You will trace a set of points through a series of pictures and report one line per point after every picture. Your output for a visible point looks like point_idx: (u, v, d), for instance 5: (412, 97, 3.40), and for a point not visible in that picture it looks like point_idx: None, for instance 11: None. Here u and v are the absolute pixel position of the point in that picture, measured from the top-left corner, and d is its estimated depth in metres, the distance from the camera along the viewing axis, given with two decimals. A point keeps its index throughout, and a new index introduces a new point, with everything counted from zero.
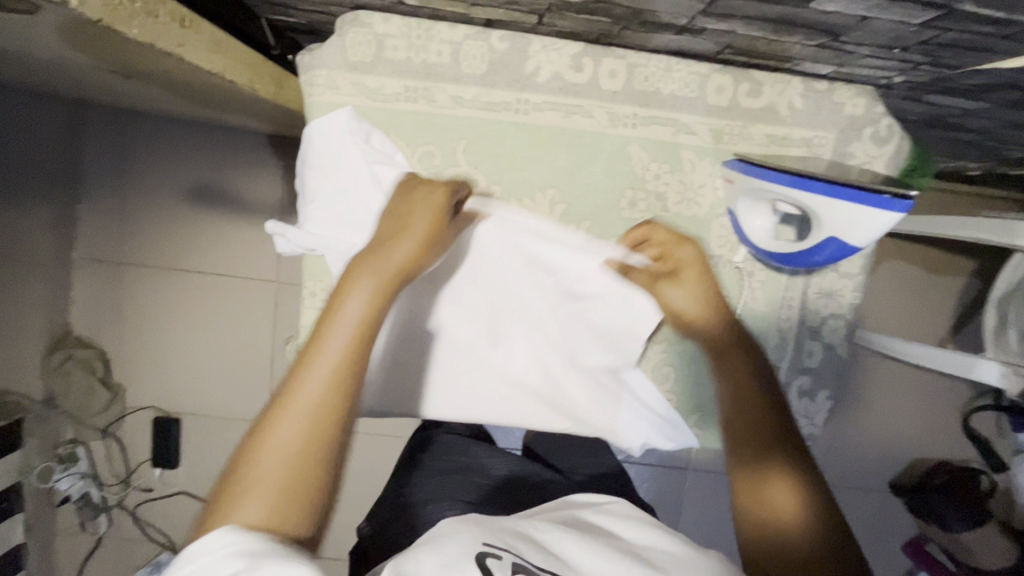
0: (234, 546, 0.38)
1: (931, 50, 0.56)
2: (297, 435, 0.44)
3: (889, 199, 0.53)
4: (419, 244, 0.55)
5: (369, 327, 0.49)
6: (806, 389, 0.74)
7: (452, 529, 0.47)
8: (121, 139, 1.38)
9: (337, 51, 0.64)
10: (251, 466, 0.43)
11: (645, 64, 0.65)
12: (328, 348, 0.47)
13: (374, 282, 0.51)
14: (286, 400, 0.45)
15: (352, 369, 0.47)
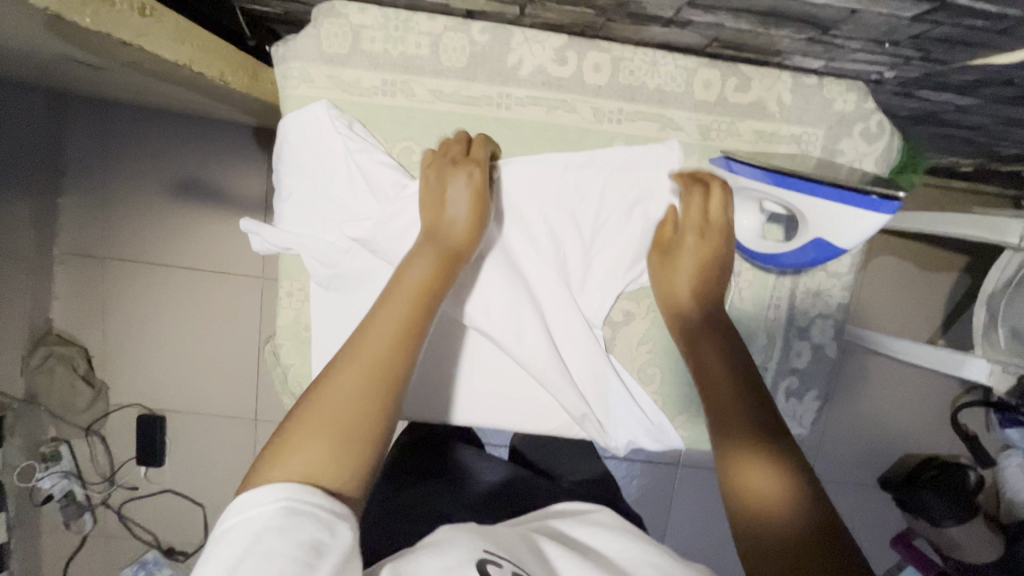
0: (280, 501, 0.36)
1: (923, 45, 0.55)
2: (357, 389, 0.43)
3: (876, 201, 0.52)
4: (467, 224, 0.58)
5: (428, 294, 0.51)
6: (794, 390, 0.72)
7: (451, 536, 0.46)
8: (100, 131, 1.34)
9: (312, 43, 0.62)
10: (307, 418, 0.41)
11: (631, 58, 0.63)
12: (390, 310, 0.48)
13: (429, 256, 0.54)
14: (348, 356, 0.44)
15: (415, 331, 0.48)
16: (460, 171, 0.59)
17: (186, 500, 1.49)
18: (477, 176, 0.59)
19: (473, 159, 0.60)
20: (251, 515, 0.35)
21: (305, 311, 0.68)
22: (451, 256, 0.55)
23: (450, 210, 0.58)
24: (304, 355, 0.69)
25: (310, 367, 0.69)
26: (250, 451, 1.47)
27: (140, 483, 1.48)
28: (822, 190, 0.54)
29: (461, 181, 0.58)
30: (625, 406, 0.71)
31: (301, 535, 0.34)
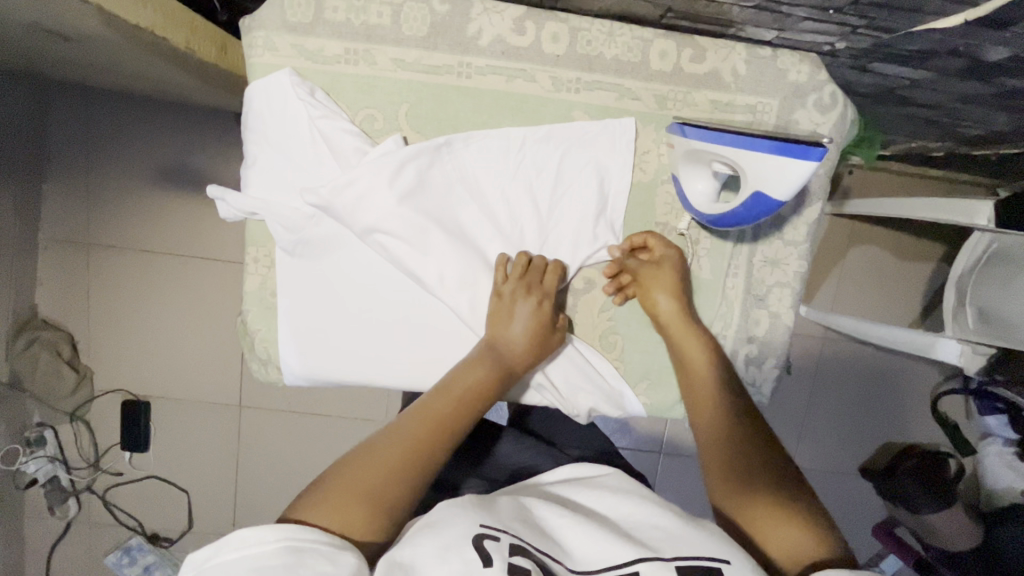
0: (281, 540, 0.42)
1: (865, 10, 0.56)
2: (391, 466, 0.51)
3: (806, 148, 0.54)
4: (525, 344, 0.64)
5: (474, 401, 0.58)
6: (754, 358, 0.74)
7: (451, 511, 0.46)
8: (86, 118, 1.36)
9: (275, 12, 0.63)
10: (342, 483, 0.49)
11: (588, 28, 0.65)
12: (439, 407, 0.56)
13: (484, 362, 0.61)
14: (392, 439, 0.53)
15: (455, 428, 0.56)
16: (528, 299, 0.65)
17: (169, 485, 1.49)
18: (545, 312, 0.66)
19: (544, 289, 0.66)
20: (256, 554, 0.41)
21: (271, 277, 0.70)
22: (504, 371, 0.62)
23: (514, 328, 0.64)
24: (271, 321, 0.70)
25: (277, 332, 0.70)
26: (233, 436, 1.48)
27: (125, 468, 1.49)
28: (756, 143, 0.56)
29: (524, 307, 0.65)
30: (586, 375, 0.72)
31: (304, 570, 0.40)
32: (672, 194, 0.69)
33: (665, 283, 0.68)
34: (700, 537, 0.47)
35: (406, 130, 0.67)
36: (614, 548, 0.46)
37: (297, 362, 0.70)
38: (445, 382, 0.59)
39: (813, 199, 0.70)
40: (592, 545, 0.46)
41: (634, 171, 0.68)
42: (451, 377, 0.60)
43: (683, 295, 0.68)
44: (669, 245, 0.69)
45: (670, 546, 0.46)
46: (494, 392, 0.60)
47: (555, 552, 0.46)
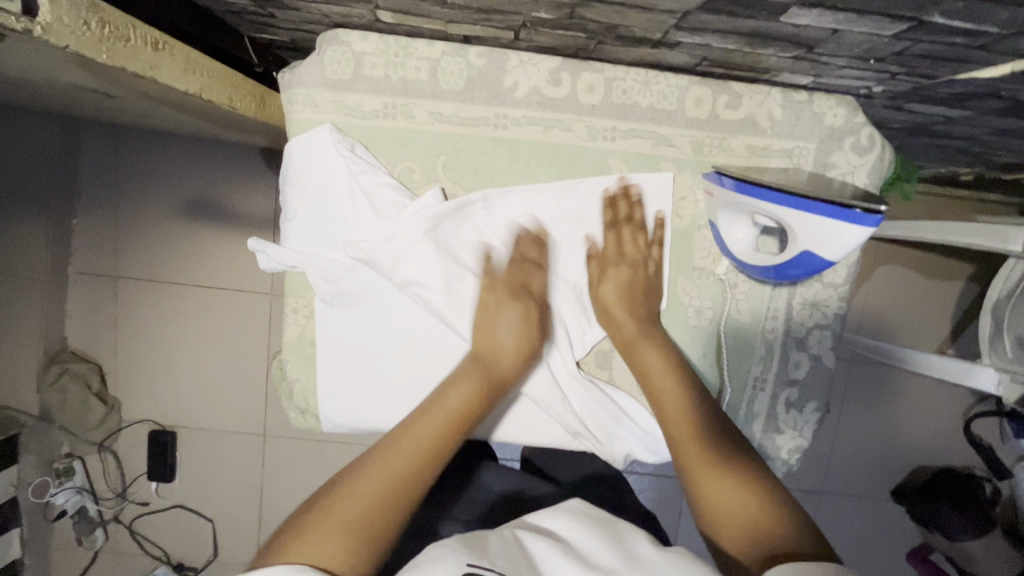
0: None
1: (906, 61, 0.56)
2: (377, 492, 0.50)
3: (860, 214, 0.54)
4: (512, 353, 0.64)
5: (463, 419, 0.57)
6: (794, 401, 0.73)
7: (436, 554, 0.43)
8: (115, 155, 1.39)
9: (315, 70, 0.64)
10: (326, 517, 0.48)
11: (623, 78, 0.65)
12: (426, 427, 0.55)
13: (470, 380, 0.60)
14: (379, 464, 0.52)
15: (444, 448, 0.54)
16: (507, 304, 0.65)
17: (196, 515, 1.50)
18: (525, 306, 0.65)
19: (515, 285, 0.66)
20: None
21: (310, 327, 0.70)
22: (492, 388, 0.61)
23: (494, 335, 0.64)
24: (309, 371, 0.71)
25: (315, 382, 0.71)
26: (257, 466, 1.48)
27: (151, 498, 1.50)
28: (805, 205, 0.56)
29: (499, 314, 0.64)
30: (620, 420, 0.71)
31: None
32: (709, 239, 0.69)
33: (615, 285, 0.68)
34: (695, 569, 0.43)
35: (443, 181, 0.67)
36: None
37: (336, 411, 0.71)
38: (429, 403, 0.57)
39: None
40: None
41: (671, 218, 0.68)
42: (437, 397, 0.58)
43: (635, 297, 0.68)
44: (636, 230, 0.68)
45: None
46: (483, 409, 0.59)
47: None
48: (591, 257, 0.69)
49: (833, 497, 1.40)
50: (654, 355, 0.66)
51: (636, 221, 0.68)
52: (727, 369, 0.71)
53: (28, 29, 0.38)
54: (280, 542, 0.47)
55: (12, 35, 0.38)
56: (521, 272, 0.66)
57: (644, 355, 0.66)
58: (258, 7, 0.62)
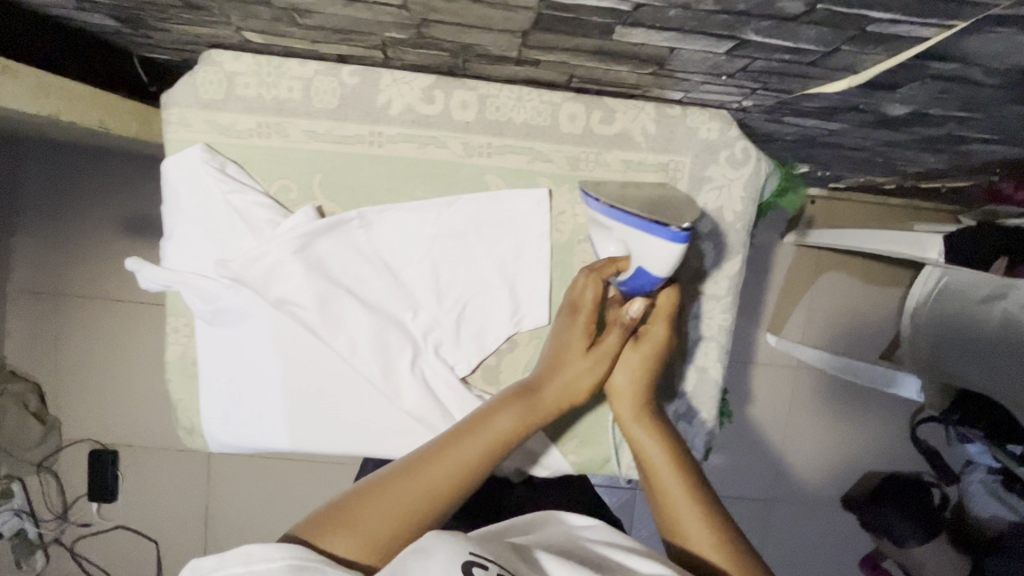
0: (287, 558, 0.42)
1: (755, 77, 0.56)
2: (406, 508, 0.50)
3: (675, 233, 0.55)
4: (572, 374, 0.61)
5: (502, 444, 0.56)
6: (684, 413, 0.73)
7: (439, 537, 0.43)
8: (54, 173, 1.39)
9: (189, 90, 0.65)
10: (360, 510, 0.48)
11: (497, 95, 0.66)
12: (464, 447, 0.54)
13: (516, 404, 0.58)
14: (416, 477, 0.51)
15: (474, 475, 0.54)
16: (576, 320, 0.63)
17: (137, 535, 1.49)
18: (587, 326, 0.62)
19: (583, 303, 0.62)
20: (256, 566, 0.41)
21: (192, 346, 0.70)
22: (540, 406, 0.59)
23: (563, 355, 0.62)
24: (192, 391, 0.71)
25: (198, 401, 0.71)
26: (201, 484, 1.48)
27: (93, 519, 1.49)
28: (645, 225, 0.57)
29: (569, 327, 0.62)
30: None
31: None
32: (589, 254, 0.69)
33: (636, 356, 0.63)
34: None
35: (320, 199, 0.67)
36: None
37: (221, 432, 0.70)
38: (475, 421, 0.57)
39: (733, 253, 0.70)
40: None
41: (550, 233, 0.69)
42: (482, 417, 0.57)
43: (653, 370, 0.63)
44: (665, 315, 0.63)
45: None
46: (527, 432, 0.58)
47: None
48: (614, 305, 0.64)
49: (782, 504, 1.40)
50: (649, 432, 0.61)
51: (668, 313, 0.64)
52: None
53: None
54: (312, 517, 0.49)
55: None
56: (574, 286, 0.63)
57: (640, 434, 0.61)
58: (129, 28, 0.63)
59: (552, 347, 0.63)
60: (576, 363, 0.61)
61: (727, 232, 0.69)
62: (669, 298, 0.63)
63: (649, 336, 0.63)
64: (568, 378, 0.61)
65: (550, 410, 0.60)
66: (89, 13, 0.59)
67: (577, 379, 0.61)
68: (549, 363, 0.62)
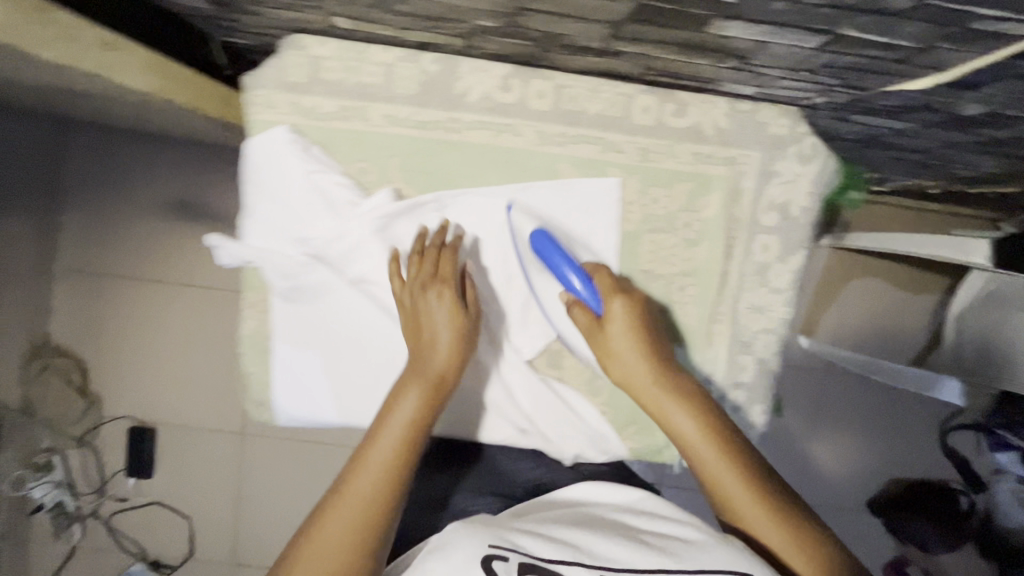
0: None
1: (838, 73, 0.57)
2: (356, 527, 0.53)
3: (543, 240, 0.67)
4: (448, 346, 0.64)
5: (416, 425, 0.60)
6: (741, 404, 0.74)
7: (456, 531, 0.51)
8: (106, 156, 1.42)
9: (275, 73, 0.67)
10: (318, 536, 0.52)
11: (572, 85, 0.67)
12: (378, 446, 0.58)
13: (414, 387, 0.62)
14: (353, 489, 0.55)
15: (405, 466, 0.58)
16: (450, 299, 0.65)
17: (171, 511, 1.51)
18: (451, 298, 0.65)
19: (442, 277, 0.66)
20: None
21: (265, 322, 0.72)
22: (438, 379, 0.63)
23: (432, 333, 0.65)
24: (264, 365, 0.73)
25: (271, 375, 0.73)
26: (234, 464, 1.50)
27: (129, 494, 1.51)
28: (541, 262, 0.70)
29: (436, 306, 0.65)
30: (568, 418, 0.73)
31: None
32: (655, 244, 0.71)
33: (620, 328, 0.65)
34: (723, 551, 0.49)
35: (396, 182, 0.69)
36: (632, 557, 0.49)
37: (292, 406, 0.73)
38: (382, 417, 0.60)
39: (797, 247, 0.71)
40: (610, 555, 0.50)
41: (618, 222, 0.70)
42: (389, 408, 0.61)
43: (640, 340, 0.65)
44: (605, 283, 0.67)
45: (686, 558, 0.49)
46: (436, 410, 0.62)
47: (573, 557, 0.50)
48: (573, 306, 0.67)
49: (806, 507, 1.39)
50: (684, 413, 0.62)
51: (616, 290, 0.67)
52: None
53: None
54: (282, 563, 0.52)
55: None
56: (437, 262, 0.66)
57: (675, 416, 0.62)
58: (219, 12, 0.65)
59: (411, 330, 0.66)
60: (445, 337, 0.65)
61: (791, 227, 0.71)
62: (608, 275, 0.68)
63: (612, 314, 0.65)
64: (436, 349, 0.64)
65: (447, 380, 0.64)
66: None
67: (450, 350, 0.64)
68: (420, 344, 0.65)
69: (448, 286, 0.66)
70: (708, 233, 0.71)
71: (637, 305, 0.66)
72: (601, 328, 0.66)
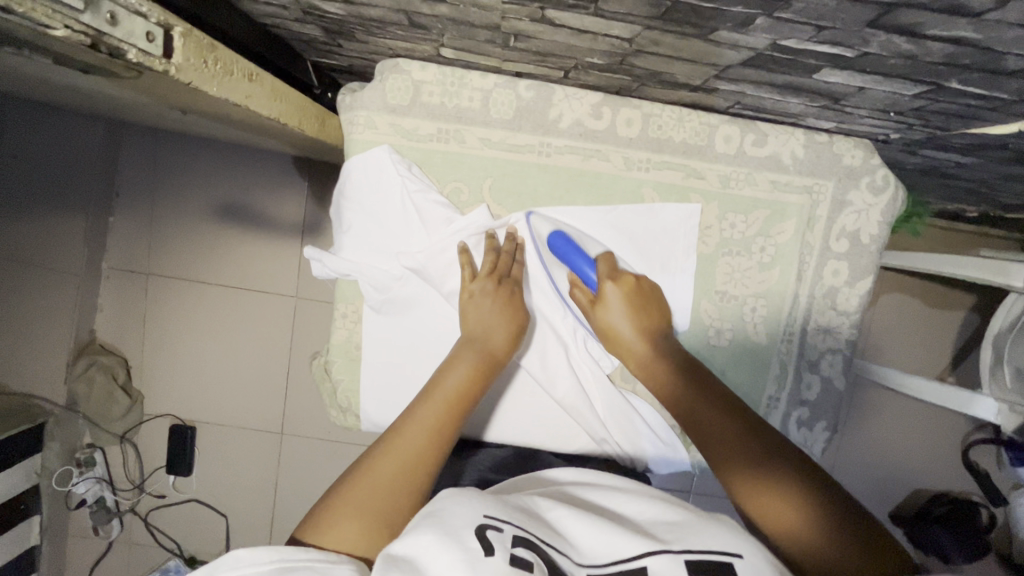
0: (274, 562, 0.42)
1: (924, 115, 0.61)
2: (395, 483, 0.52)
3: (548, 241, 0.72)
4: (505, 334, 0.69)
5: (460, 398, 0.62)
6: (805, 420, 0.78)
7: (452, 499, 0.44)
8: (156, 155, 1.41)
9: (378, 95, 0.70)
10: (352, 491, 0.51)
11: (659, 114, 0.71)
12: (424, 413, 0.59)
13: (464, 363, 0.65)
14: (392, 449, 0.55)
15: (447, 437, 0.58)
16: (496, 293, 0.70)
17: (209, 509, 1.49)
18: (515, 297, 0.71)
19: (511, 280, 0.72)
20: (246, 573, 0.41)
21: (356, 332, 0.75)
22: (486, 360, 0.66)
23: (486, 323, 0.69)
24: (352, 372, 0.76)
25: (359, 382, 0.76)
26: (272, 463, 1.48)
27: (167, 491, 1.50)
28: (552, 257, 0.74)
29: (489, 302, 0.69)
30: (640, 430, 0.76)
31: None
32: (731, 266, 0.75)
33: (618, 307, 0.69)
34: (721, 529, 0.43)
35: (489, 202, 0.73)
36: (623, 542, 0.42)
37: (376, 412, 0.76)
38: (428, 388, 0.62)
39: (866, 272, 0.75)
40: (601, 538, 0.43)
41: (697, 244, 0.74)
42: (437, 380, 0.63)
43: (639, 313, 0.70)
44: (608, 267, 0.70)
45: (683, 540, 0.42)
46: (479, 389, 0.64)
47: (560, 543, 0.43)
48: (576, 289, 0.72)
49: None
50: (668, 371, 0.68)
51: (614, 272, 0.70)
52: (744, 385, 0.77)
53: (166, 68, 0.43)
54: (308, 521, 0.51)
55: (149, 73, 0.44)
56: (505, 264, 0.72)
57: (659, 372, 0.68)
58: (327, 37, 0.68)
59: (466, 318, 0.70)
60: (497, 325, 0.69)
61: (860, 253, 0.74)
62: (607, 261, 0.70)
63: (605, 296, 0.69)
64: (487, 333, 0.68)
65: (498, 364, 0.67)
66: (304, 23, 0.63)
67: (504, 338, 0.69)
68: (475, 329, 0.68)
69: (514, 289, 0.71)
70: (781, 257, 0.74)
71: (631, 282, 0.70)
72: (598, 306, 0.70)
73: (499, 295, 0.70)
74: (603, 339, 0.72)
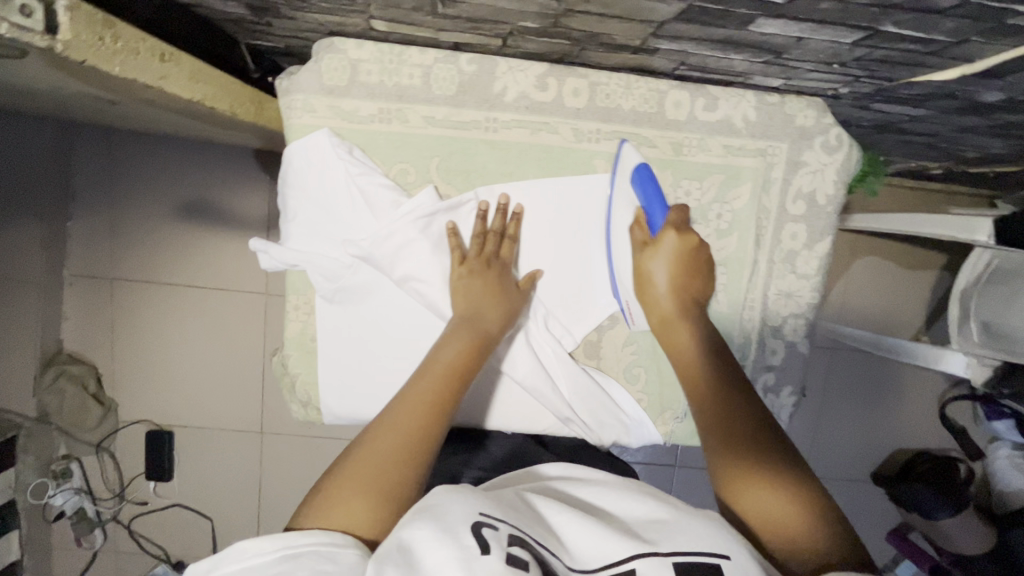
0: (280, 549, 0.42)
1: (868, 65, 0.59)
2: (394, 456, 0.51)
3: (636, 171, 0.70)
4: (497, 311, 0.68)
5: (458, 371, 0.60)
6: (772, 386, 0.77)
7: (451, 494, 0.43)
8: (108, 155, 1.36)
9: (313, 77, 0.67)
10: (354, 465, 0.50)
11: (606, 82, 0.69)
12: (423, 386, 0.58)
13: (461, 338, 0.64)
14: (393, 424, 0.53)
15: (446, 409, 0.57)
16: (485, 273, 0.69)
17: (193, 513, 1.47)
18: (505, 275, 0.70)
19: (501, 260, 0.71)
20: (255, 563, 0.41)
21: (311, 323, 0.73)
22: (481, 336, 0.65)
23: (480, 301, 0.68)
24: (309, 364, 0.74)
25: (317, 375, 0.74)
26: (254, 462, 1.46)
27: (149, 497, 1.48)
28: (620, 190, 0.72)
29: (478, 282, 0.69)
30: (607, 406, 0.75)
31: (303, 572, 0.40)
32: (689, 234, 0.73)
33: (665, 257, 0.70)
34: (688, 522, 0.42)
35: (437, 182, 0.71)
36: (609, 544, 0.41)
37: (337, 404, 0.74)
38: (425, 363, 0.61)
39: (824, 234, 0.74)
40: (592, 542, 0.42)
41: None
42: (433, 356, 0.62)
43: (685, 272, 0.70)
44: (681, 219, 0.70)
45: (667, 539, 0.41)
46: (476, 364, 0.63)
47: (554, 546, 0.41)
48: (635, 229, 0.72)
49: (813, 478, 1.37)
50: (690, 332, 0.69)
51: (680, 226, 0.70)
52: None
53: (51, 45, 0.41)
54: (311, 498, 0.49)
55: (34, 49, 0.41)
56: (493, 242, 0.71)
57: (682, 333, 0.70)
58: (253, 17, 0.64)
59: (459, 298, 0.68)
60: (489, 301, 0.68)
61: (818, 214, 0.74)
62: (679, 213, 0.70)
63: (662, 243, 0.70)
64: (480, 309, 0.67)
65: (492, 340, 0.66)
66: (225, 2, 0.60)
67: (496, 313, 0.68)
68: (472, 304, 0.67)
69: (502, 270, 0.70)
70: (739, 223, 0.73)
71: (694, 242, 0.70)
72: (649, 248, 0.71)
73: (489, 271, 0.69)
74: (636, 282, 0.72)
